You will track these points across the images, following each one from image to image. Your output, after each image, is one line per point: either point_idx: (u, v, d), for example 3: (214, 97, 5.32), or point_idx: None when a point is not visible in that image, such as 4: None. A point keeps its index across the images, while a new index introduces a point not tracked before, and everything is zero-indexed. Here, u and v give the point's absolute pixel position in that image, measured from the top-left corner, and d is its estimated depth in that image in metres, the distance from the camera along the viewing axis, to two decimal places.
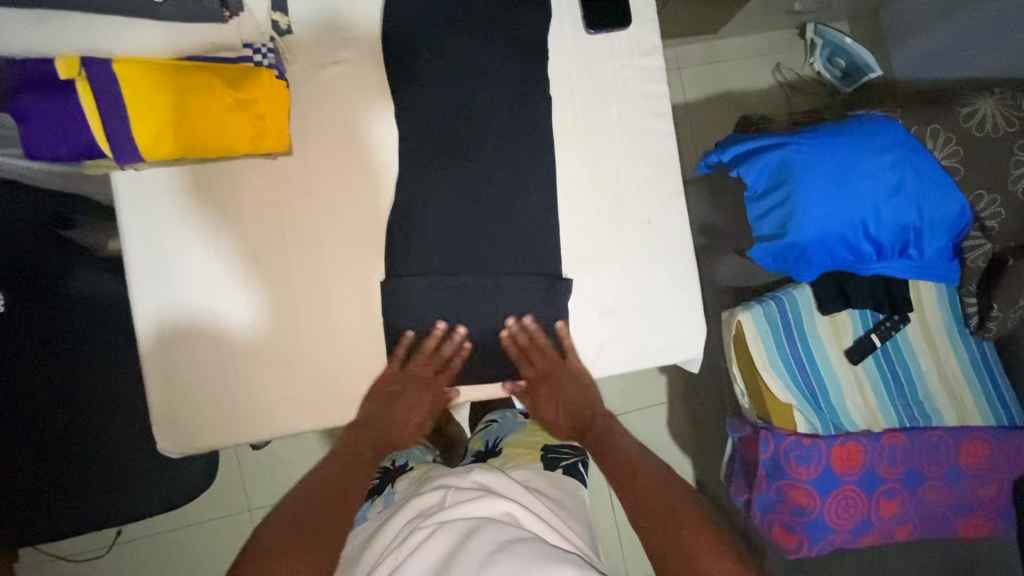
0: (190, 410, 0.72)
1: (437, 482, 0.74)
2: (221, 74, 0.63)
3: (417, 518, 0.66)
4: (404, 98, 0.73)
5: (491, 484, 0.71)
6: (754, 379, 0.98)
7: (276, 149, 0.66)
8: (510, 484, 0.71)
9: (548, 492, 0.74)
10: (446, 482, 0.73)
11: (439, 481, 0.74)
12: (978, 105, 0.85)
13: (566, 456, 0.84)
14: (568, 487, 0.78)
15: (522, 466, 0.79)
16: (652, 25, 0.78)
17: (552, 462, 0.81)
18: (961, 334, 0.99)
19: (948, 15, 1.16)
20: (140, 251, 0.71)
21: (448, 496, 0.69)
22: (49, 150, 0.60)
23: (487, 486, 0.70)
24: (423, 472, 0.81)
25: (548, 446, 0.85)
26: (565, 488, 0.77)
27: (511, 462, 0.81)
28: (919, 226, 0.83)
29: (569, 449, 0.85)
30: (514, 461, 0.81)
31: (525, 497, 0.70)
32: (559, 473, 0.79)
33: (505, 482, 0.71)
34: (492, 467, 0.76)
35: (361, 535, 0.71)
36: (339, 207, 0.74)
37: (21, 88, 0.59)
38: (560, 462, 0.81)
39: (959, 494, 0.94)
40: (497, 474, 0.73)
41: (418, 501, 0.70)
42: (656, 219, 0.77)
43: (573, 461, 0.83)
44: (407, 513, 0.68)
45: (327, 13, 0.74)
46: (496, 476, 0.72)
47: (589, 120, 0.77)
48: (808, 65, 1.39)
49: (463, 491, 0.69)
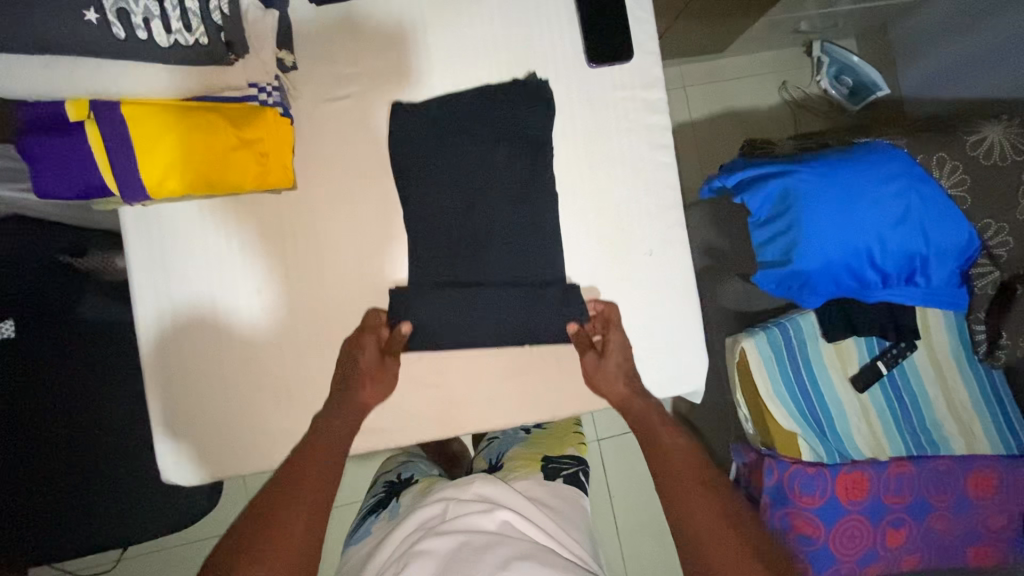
0: (199, 438, 0.74)
1: (439, 493, 0.75)
2: (227, 113, 0.64)
3: (419, 531, 0.68)
4: (407, 131, 0.74)
5: (495, 496, 0.72)
6: (756, 404, 0.97)
7: (280, 185, 0.68)
8: (515, 496, 0.72)
9: (549, 503, 0.75)
10: (447, 493, 0.74)
11: (441, 493, 0.75)
12: (985, 133, 0.84)
13: (566, 467, 0.85)
14: (568, 495, 0.79)
15: (522, 477, 0.81)
16: (654, 57, 0.78)
17: (552, 472, 0.83)
18: (971, 361, 0.97)
19: (957, 35, 1.15)
20: (148, 285, 0.72)
21: (449, 509, 0.70)
22: (61, 191, 0.61)
23: (490, 498, 0.71)
24: (427, 485, 0.83)
25: (549, 457, 0.87)
26: (566, 497, 0.78)
27: (513, 474, 0.82)
28: (925, 255, 0.83)
29: (569, 460, 0.87)
30: (516, 473, 0.83)
31: (529, 509, 0.71)
32: (560, 482, 0.81)
33: (509, 493, 0.72)
34: (493, 478, 0.77)
35: (367, 549, 0.74)
36: (342, 236, 0.75)
37: (33, 132, 0.60)
38: (561, 472, 0.83)
39: (967, 524, 0.93)
40: (497, 484, 0.74)
41: (420, 512, 0.71)
42: (658, 250, 0.77)
43: (574, 471, 0.85)
44: (410, 525, 0.70)
45: (332, 48, 0.74)
46: (498, 487, 0.73)
47: (592, 152, 0.77)
48: (815, 82, 1.39)
49: (465, 502, 0.71)
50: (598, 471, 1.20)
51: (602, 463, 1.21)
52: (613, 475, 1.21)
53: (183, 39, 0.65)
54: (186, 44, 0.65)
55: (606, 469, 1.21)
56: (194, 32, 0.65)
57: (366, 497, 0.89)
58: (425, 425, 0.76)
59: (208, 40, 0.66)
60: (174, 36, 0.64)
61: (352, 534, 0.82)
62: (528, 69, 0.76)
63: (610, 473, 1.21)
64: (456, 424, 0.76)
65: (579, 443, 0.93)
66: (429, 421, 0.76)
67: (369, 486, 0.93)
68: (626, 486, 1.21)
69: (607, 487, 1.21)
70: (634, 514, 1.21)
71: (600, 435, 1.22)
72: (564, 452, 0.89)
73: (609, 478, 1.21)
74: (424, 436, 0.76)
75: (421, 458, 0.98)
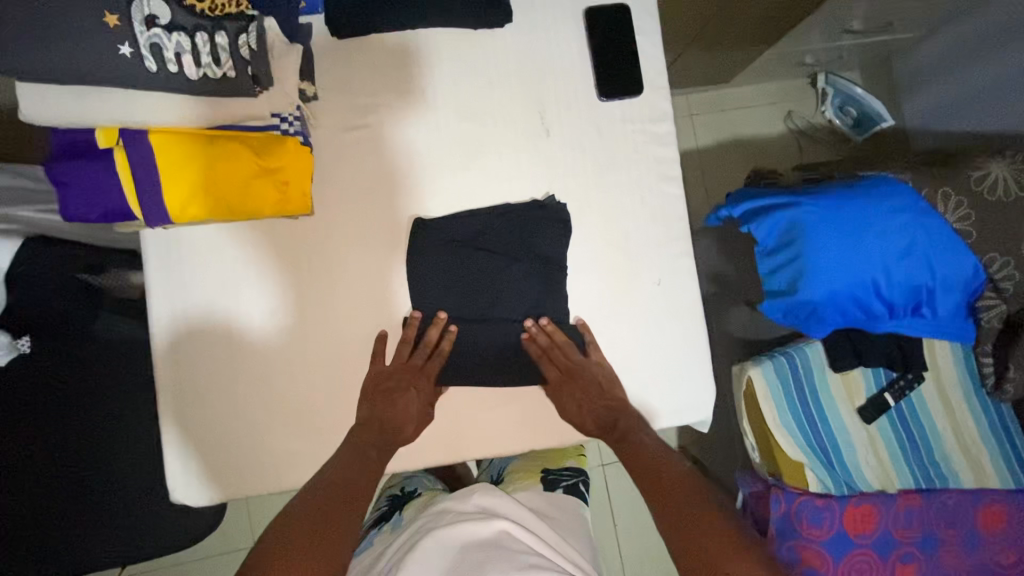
0: (208, 458, 0.74)
1: (440, 504, 0.74)
2: (249, 142, 0.66)
3: (420, 532, 0.69)
4: (425, 176, 0.77)
5: (495, 506, 0.71)
6: (765, 437, 0.96)
7: (299, 212, 0.71)
8: (514, 506, 0.72)
9: (547, 512, 0.76)
10: (447, 505, 0.73)
11: (444, 504, 0.74)
12: (990, 169, 0.85)
13: (566, 478, 0.86)
14: (567, 504, 0.80)
15: (523, 488, 0.82)
16: (663, 91, 0.80)
17: (551, 483, 0.84)
18: (980, 396, 0.97)
19: (958, 71, 1.17)
20: (166, 306, 0.74)
21: (448, 518, 0.69)
22: (87, 215, 0.63)
23: (490, 509, 0.71)
24: (431, 498, 0.83)
25: (548, 469, 0.88)
26: (563, 506, 0.79)
27: (513, 485, 0.84)
28: (932, 287, 0.83)
29: (568, 471, 0.88)
30: (516, 484, 0.84)
31: (529, 521, 0.71)
32: (559, 491, 0.82)
33: (508, 504, 0.72)
34: (491, 486, 0.76)
35: (365, 559, 0.74)
36: (354, 262, 0.76)
37: (65, 156, 0.62)
38: (560, 483, 0.84)
39: (979, 561, 0.92)
40: (496, 496, 0.73)
41: (421, 524, 0.71)
42: (665, 280, 0.78)
43: (574, 481, 0.86)
44: (409, 536, 0.70)
45: (349, 80, 0.77)
46: (497, 497, 0.73)
47: (601, 182, 0.79)
48: (819, 113, 1.41)
49: (465, 513, 0.70)
50: (600, 495, 1.19)
51: (606, 489, 1.20)
52: (616, 500, 1.20)
53: (212, 72, 0.60)
54: (215, 77, 0.61)
55: (609, 493, 1.20)
56: (223, 66, 0.60)
57: (369, 511, 0.89)
58: (431, 449, 0.76)
59: (236, 73, 0.61)
60: (203, 69, 0.60)
61: None
62: (546, 190, 0.78)
63: (612, 497, 1.20)
64: (461, 450, 0.77)
65: (579, 454, 0.94)
66: (434, 445, 0.76)
67: (374, 500, 0.93)
68: (630, 514, 1.20)
69: (611, 512, 1.20)
70: (637, 539, 1.20)
71: (604, 462, 1.20)
72: (565, 463, 0.90)
73: (612, 502, 1.20)
74: (429, 462, 0.77)
75: (425, 473, 0.97)
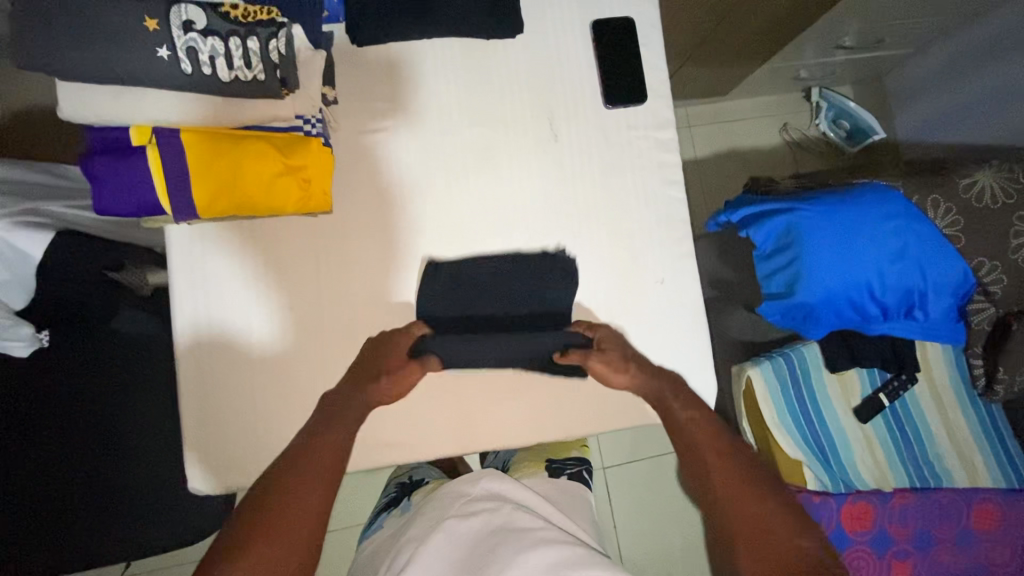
0: (225, 448, 0.76)
1: (448, 487, 0.76)
2: (275, 142, 0.69)
3: (433, 516, 0.71)
4: (438, 177, 0.80)
5: (502, 490, 0.74)
6: (764, 435, 0.99)
7: (319, 209, 0.74)
8: (521, 490, 0.74)
9: (554, 497, 0.79)
10: (455, 488, 0.74)
11: (452, 486, 0.75)
12: (977, 177, 0.88)
13: (571, 465, 0.89)
14: (572, 489, 0.83)
15: (529, 475, 0.85)
16: (665, 100, 0.84)
17: (556, 470, 0.87)
18: (970, 396, 1.00)
19: (947, 86, 1.22)
20: (186, 301, 0.76)
21: (459, 503, 0.71)
22: (120, 207, 0.67)
23: (497, 493, 0.73)
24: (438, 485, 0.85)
25: (552, 458, 0.90)
26: (568, 491, 0.82)
27: (519, 472, 0.86)
28: (924, 290, 0.87)
29: (572, 460, 0.91)
30: (521, 471, 0.86)
31: (537, 504, 0.73)
32: (564, 478, 0.85)
33: (516, 488, 0.74)
34: (498, 473, 0.78)
35: (377, 543, 0.76)
36: (369, 260, 0.79)
37: (100, 152, 0.65)
38: (563, 471, 0.87)
39: (970, 557, 0.95)
40: (503, 479, 0.75)
41: (432, 509, 0.73)
42: (669, 279, 0.82)
43: (578, 469, 0.89)
44: (421, 521, 0.72)
45: (367, 86, 0.80)
46: (503, 481, 0.75)
47: (607, 184, 0.82)
48: (814, 126, 1.46)
49: (475, 498, 0.72)
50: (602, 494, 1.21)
51: (607, 489, 1.22)
52: (618, 498, 1.22)
53: (243, 75, 0.63)
54: (246, 79, 0.63)
55: (610, 491, 1.22)
56: (254, 69, 0.63)
57: (378, 499, 0.91)
58: (441, 441, 0.79)
59: (265, 76, 0.64)
60: (235, 71, 0.63)
61: (366, 531, 0.84)
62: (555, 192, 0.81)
63: (613, 496, 1.22)
64: (470, 441, 0.79)
65: (581, 444, 0.98)
66: (444, 436, 0.79)
67: (382, 489, 0.95)
68: (631, 513, 1.22)
69: (612, 511, 1.21)
70: (639, 537, 1.21)
71: (606, 462, 1.23)
72: (569, 454, 0.93)
73: (613, 501, 1.22)
74: (439, 454, 0.79)
75: (431, 466, 1.00)
